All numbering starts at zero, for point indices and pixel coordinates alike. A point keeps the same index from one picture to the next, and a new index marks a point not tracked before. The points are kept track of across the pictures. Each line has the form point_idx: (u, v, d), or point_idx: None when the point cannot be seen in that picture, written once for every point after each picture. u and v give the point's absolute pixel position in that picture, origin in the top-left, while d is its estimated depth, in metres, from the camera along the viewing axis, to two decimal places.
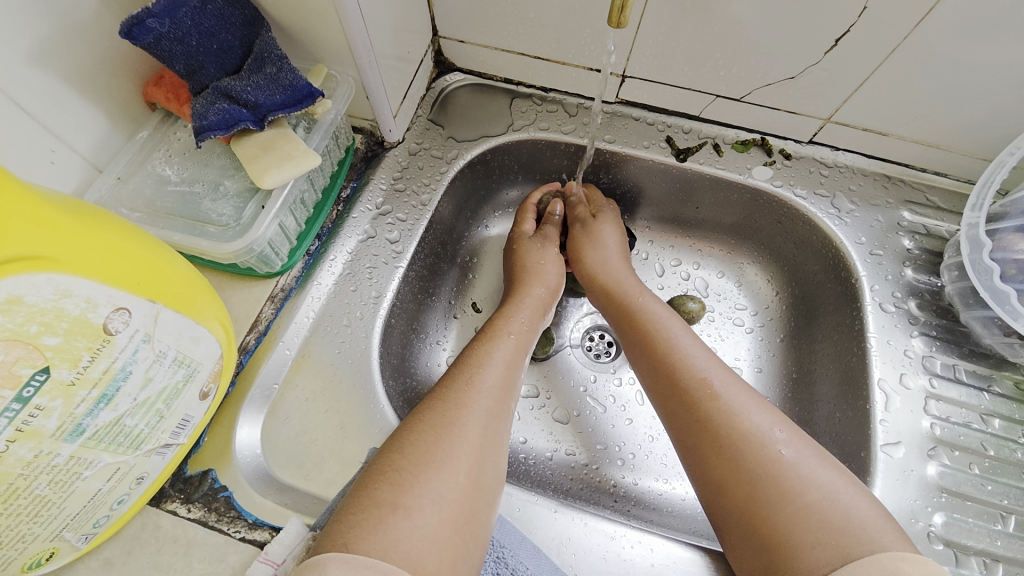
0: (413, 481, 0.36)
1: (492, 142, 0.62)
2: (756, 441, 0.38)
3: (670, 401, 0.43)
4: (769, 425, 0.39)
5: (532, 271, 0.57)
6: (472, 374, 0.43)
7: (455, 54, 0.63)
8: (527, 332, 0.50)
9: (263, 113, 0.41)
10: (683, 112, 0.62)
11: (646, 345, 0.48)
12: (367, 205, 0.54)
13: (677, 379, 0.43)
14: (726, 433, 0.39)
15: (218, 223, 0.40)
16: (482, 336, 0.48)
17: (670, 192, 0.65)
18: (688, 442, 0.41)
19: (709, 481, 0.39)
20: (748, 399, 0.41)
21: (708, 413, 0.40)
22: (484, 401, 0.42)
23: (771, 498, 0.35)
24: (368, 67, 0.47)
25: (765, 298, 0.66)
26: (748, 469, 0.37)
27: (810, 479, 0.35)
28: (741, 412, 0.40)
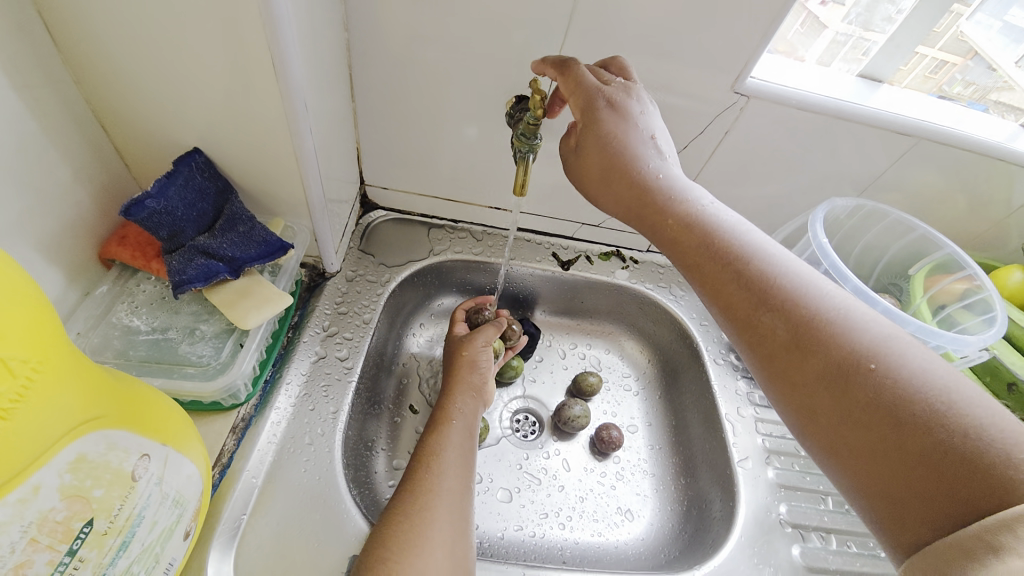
0: (399, 569, 0.41)
1: (417, 265, 0.75)
2: (837, 334, 0.37)
3: (756, 331, 0.40)
4: (865, 329, 0.37)
5: (468, 365, 0.62)
6: (433, 461, 0.50)
7: (379, 197, 0.77)
8: (473, 418, 0.57)
9: (238, 265, 0.48)
10: (561, 234, 0.83)
11: (710, 267, 0.43)
12: (315, 329, 0.61)
13: (761, 304, 0.40)
14: (835, 348, 0.37)
15: (198, 363, 0.44)
16: (431, 427, 0.54)
17: (561, 292, 0.84)
18: (773, 359, 0.39)
19: (801, 399, 0.38)
20: (852, 312, 0.38)
21: (793, 327, 0.39)
22: (448, 483, 0.48)
23: (891, 394, 0.34)
24: (321, 219, 0.57)
25: (641, 364, 0.85)
26: (855, 376, 0.36)
27: (908, 370, 0.35)
28: (835, 323, 0.38)
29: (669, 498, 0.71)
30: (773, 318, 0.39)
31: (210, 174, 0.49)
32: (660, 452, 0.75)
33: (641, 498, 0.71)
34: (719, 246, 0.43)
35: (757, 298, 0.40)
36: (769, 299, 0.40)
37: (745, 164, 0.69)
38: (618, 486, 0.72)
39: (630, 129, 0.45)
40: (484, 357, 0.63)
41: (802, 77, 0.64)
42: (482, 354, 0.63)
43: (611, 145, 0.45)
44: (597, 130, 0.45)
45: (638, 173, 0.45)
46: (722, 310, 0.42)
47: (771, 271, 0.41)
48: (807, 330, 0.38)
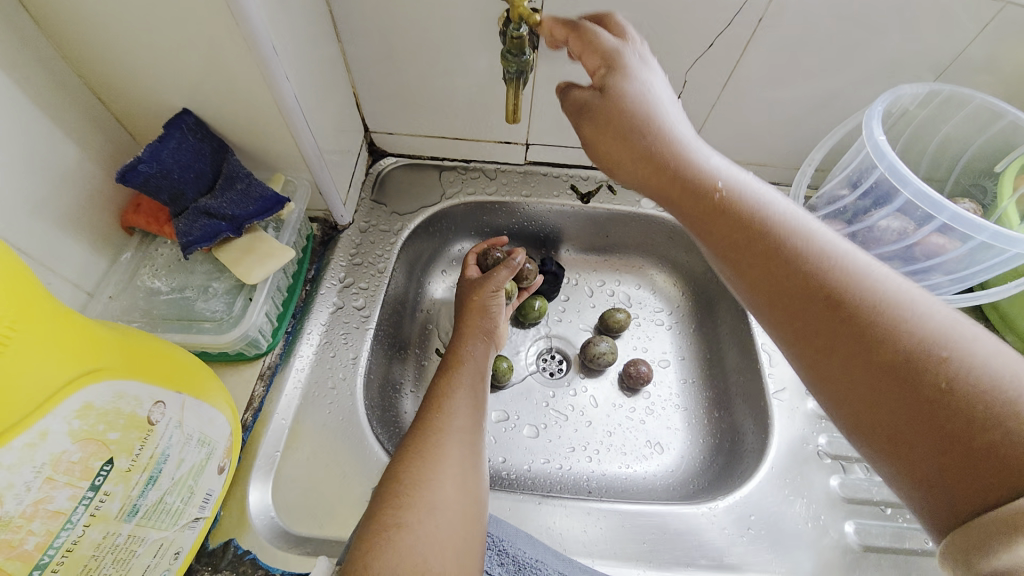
0: (410, 503, 0.43)
1: (429, 210, 0.73)
2: (900, 322, 0.31)
3: (783, 304, 0.34)
4: (927, 306, 0.31)
5: (479, 310, 0.61)
6: (443, 402, 0.51)
7: (386, 143, 0.75)
8: (484, 359, 0.57)
9: (240, 223, 0.49)
10: (580, 165, 0.77)
11: (741, 238, 0.36)
12: (332, 281, 0.62)
13: (807, 288, 0.33)
14: (887, 334, 0.30)
15: (213, 318, 0.47)
16: (443, 370, 0.55)
17: (584, 227, 0.79)
18: (810, 340, 0.33)
19: (829, 382, 0.32)
20: (917, 299, 0.31)
21: (847, 316, 0.32)
22: (458, 422, 0.49)
23: (955, 389, 0.28)
24: (320, 169, 0.57)
25: (674, 298, 0.80)
26: (915, 358, 0.29)
27: (977, 353, 0.29)
28: (891, 300, 0.31)
29: (701, 432, 0.69)
30: (816, 302, 0.33)
31: (202, 135, 0.49)
32: (693, 386, 0.72)
33: (672, 432, 0.70)
34: (753, 217, 0.37)
35: (794, 267, 0.34)
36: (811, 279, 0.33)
37: (788, 57, 0.59)
38: (648, 421, 0.71)
39: (645, 91, 0.41)
40: (494, 302, 0.62)
41: None
42: (490, 300, 0.62)
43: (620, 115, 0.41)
44: (613, 90, 0.41)
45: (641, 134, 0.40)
46: (745, 280, 0.37)
47: (809, 245, 0.35)
48: (861, 319, 0.31)
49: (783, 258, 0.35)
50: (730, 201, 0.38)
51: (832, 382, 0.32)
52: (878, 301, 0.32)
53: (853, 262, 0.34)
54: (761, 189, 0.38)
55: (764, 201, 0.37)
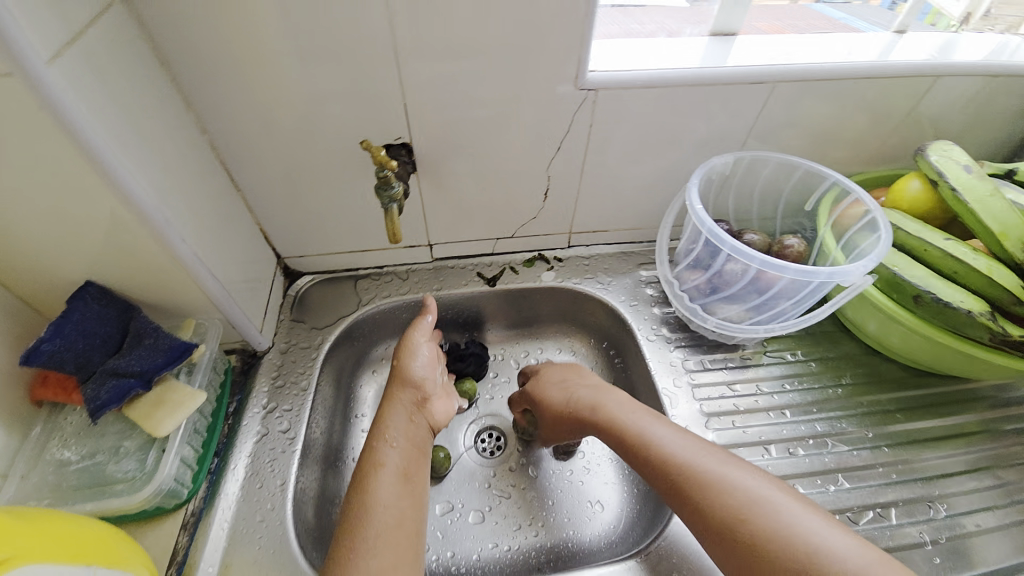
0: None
1: (348, 319, 0.78)
2: (778, 518, 0.44)
3: (664, 486, 0.51)
4: (760, 486, 0.47)
5: (400, 381, 0.64)
6: (361, 513, 0.50)
7: (301, 265, 0.81)
8: (410, 438, 0.59)
9: (149, 376, 0.52)
10: (482, 253, 0.86)
11: (676, 478, 0.50)
12: (254, 409, 0.64)
13: (732, 520, 0.45)
14: (716, 497, 0.47)
15: (125, 479, 0.48)
16: (360, 470, 0.55)
17: (498, 306, 0.86)
18: (715, 534, 0.46)
19: (705, 531, 0.47)
20: (731, 477, 0.48)
21: (761, 543, 0.43)
22: (382, 522, 0.50)
23: (763, 540, 0.43)
24: (229, 309, 0.61)
25: (591, 356, 0.87)
26: (732, 527, 0.45)
27: (802, 525, 0.43)
28: (754, 495, 0.46)
29: (633, 481, 0.73)
30: (690, 502, 0.48)
31: (107, 300, 0.53)
32: (621, 437, 0.77)
33: (610, 487, 0.73)
34: (665, 446, 0.52)
35: (673, 468, 0.50)
36: (663, 455, 0.52)
37: (623, 147, 0.71)
38: (587, 480, 0.74)
39: (560, 379, 0.67)
40: (421, 368, 0.65)
41: (650, 55, 0.66)
42: (417, 368, 0.65)
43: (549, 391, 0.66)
44: (542, 384, 0.68)
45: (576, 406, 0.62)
46: (673, 507, 0.50)
47: (702, 462, 0.50)
48: (756, 516, 0.44)
49: (695, 485, 0.48)
50: (648, 440, 0.54)
51: (718, 543, 0.45)
52: (694, 474, 0.49)
53: (733, 475, 0.48)
54: (671, 433, 0.54)
55: (661, 430, 0.54)
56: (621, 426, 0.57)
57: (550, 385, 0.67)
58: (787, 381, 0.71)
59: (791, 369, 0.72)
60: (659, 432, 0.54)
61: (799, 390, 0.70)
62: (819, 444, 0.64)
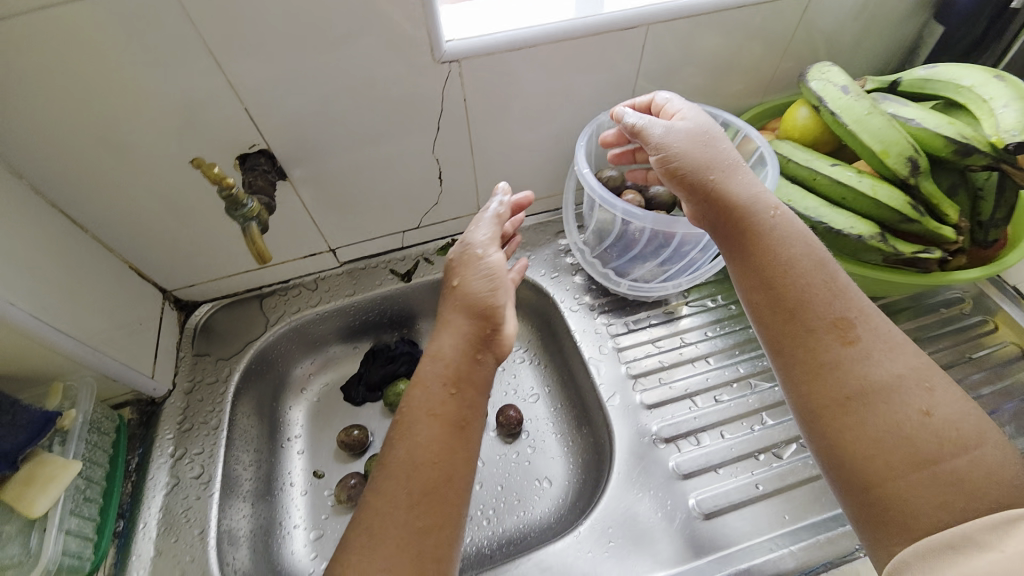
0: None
1: (257, 344, 0.73)
2: (898, 361, 0.41)
3: (778, 316, 0.45)
4: (886, 324, 0.43)
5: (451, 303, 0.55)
6: (409, 449, 0.46)
7: (194, 295, 0.75)
8: (464, 358, 0.51)
9: (14, 456, 0.47)
10: (392, 249, 0.81)
11: (791, 307, 0.45)
12: (160, 459, 0.61)
13: (839, 368, 0.42)
14: (876, 357, 0.41)
15: (9, 566, 0.45)
16: (399, 420, 0.48)
17: (419, 301, 0.83)
18: (809, 388, 0.43)
19: (809, 392, 0.43)
20: (892, 338, 0.42)
21: (852, 403, 0.41)
22: (439, 478, 0.45)
23: (916, 428, 0.39)
24: (101, 363, 0.56)
25: (525, 333, 0.85)
26: (867, 395, 0.40)
27: (916, 376, 0.40)
28: (883, 345, 0.42)
29: (575, 452, 0.73)
30: (818, 340, 0.43)
31: None
32: (560, 410, 0.77)
33: (557, 461, 0.73)
34: (796, 263, 0.46)
35: (796, 283, 0.45)
36: (794, 292, 0.45)
37: (509, 114, 0.67)
38: (533, 458, 0.74)
39: (473, 277, 0.55)
40: (479, 288, 0.54)
41: (515, 13, 0.61)
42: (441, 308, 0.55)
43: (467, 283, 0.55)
44: (463, 284, 0.54)
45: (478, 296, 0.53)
46: (762, 318, 0.47)
47: (844, 285, 0.45)
48: (859, 371, 0.41)
49: (816, 315, 0.44)
50: (767, 250, 0.47)
51: (808, 396, 0.43)
52: (849, 310, 0.44)
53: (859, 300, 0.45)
54: (802, 246, 0.47)
55: (799, 239, 0.47)
56: (749, 214, 0.48)
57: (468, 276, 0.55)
58: (709, 329, 0.71)
59: (712, 316, 0.72)
60: (815, 256, 0.47)
61: (721, 335, 0.70)
62: (743, 387, 0.65)
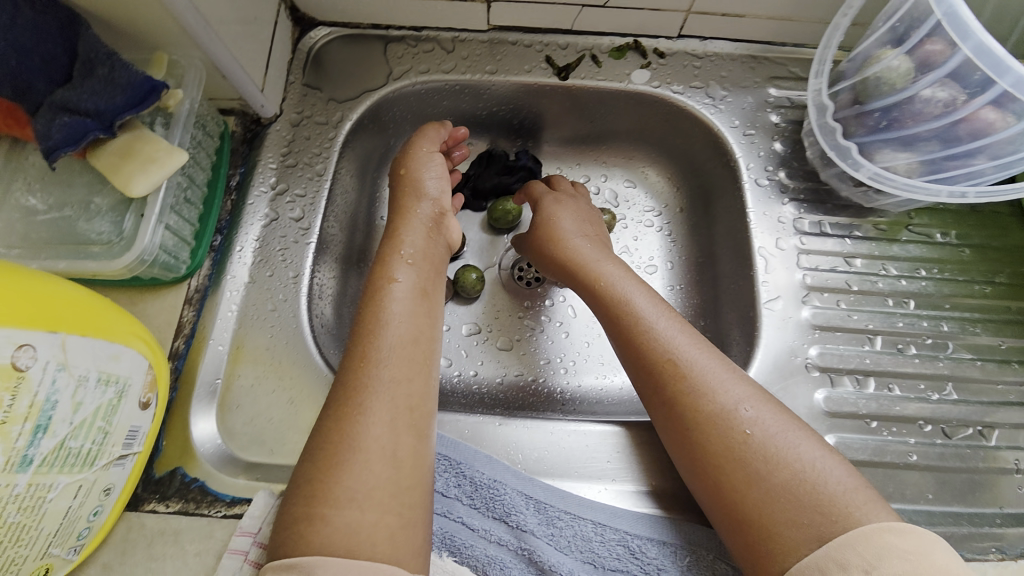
0: (325, 490, 0.34)
1: (374, 96, 0.61)
2: (739, 418, 0.39)
3: (650, 381, 0.43)
4: (733, 387, 0.40)
5: (414, 192, 0.51)
6: (375, 322, 0.41)
7: (312, 7, 0.60)
8: (425, 245, 0.48)
9: (110, 119, 0.39)
10: (557, 29, 0.62)
11: (665, 400, 0.42)
12: (261, 188, 0.54)
13: (731, 468, 0.37)
14: (729, 433, 0.38)
15: (101, 241, 0.39)
16: (364, 298, 0.43)
17: (563, 111, 0.66)
18: (688, 465, 0.41)
19: (716, 478, 0.38)
20: (762, 423, 0.38)
21: (750, 505, 0.36)
22: (390, 374, 0.39)
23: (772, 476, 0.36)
24: (209, 44, 0.44)
25: (668, 195, 0.70)
26: (728, 450, 0.38)
27: (768, 437, 0.38)
28: (731, 407, 0.39)
29: None
30: (678, 411, 0.41)
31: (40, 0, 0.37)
32: (679, 293, 0.67)
33: None
34: (654, 339, 0.44)
35: (695, 404, 0.40)
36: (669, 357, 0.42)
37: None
38: None
39: (427, 165, 0.52)
40: (433, 185, 0.52)
41: None
42: (430, 181, 0.52)
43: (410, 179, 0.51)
44: (417, 162, 0.52)
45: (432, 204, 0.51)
46: (674, 429, 0.41)
47: (700, 366, 0.41)
48: (744, 481, 0.37)
49: (687, 394, 0.41)
50: (638, 336, 0.45)
51: (698, 477, 0.40)
52: (726, 408, 0.39)
53: (712, 367, 0.42)
54: (667, 322, 0.45)
55: (664, 332, 0.44)
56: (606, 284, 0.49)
57: (424, 162, 0.52)
58: (922, 267, 0.56)
59: (933, 253, 0.56)
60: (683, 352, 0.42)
61: (936, 279, 0.56)
62: (936, 346, 0.54)
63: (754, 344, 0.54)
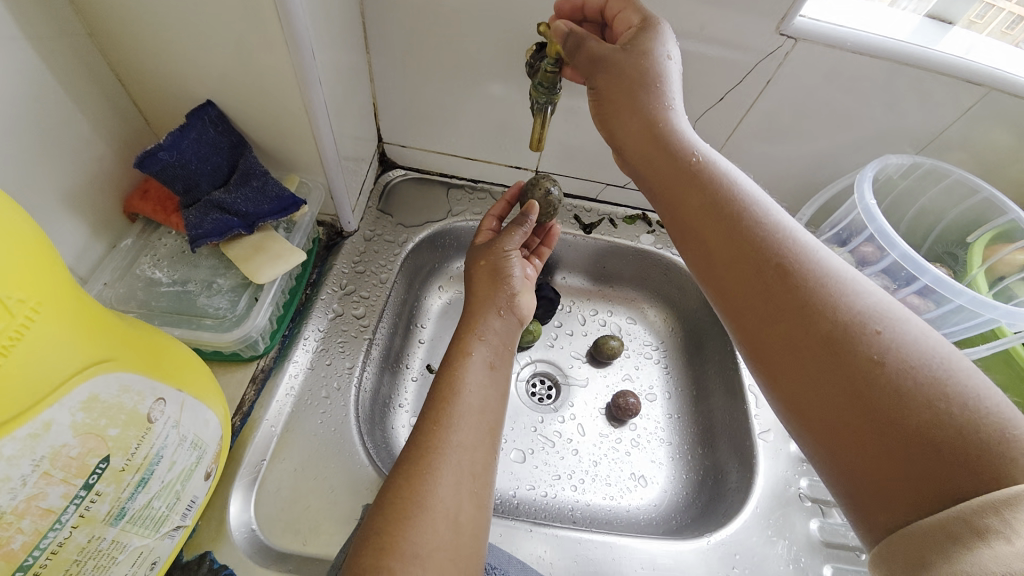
0: (394, 545, 0.40)
1: (434, 225, 0.73)
2: (886, 354, 0.33)
3: (727, 264, 0.40)
4: (879, 324, 0.34)
5: (492, 281, 0.61)
6: (449, 400, 0.49)
7: (397, 155, 0.75)
8: (500, 336, 0.57)
9: (253, 221, 0.48)
10: (583, 196, 0.79)
11: (755, 298, 0.38)
12: (332, 288, 0.61)
13: (851, 382, 0.33)
14: (829, 306, 0.35)
15: (215, 315, 0.45)
16: (447, 363, 0.53)
17: (583, 257, 0.81)
18: (830, 424, 0.33)
19: (794, 386, 0.35)
20: (853, 282, 0.36)
21: (854, 382, 0.33)
22: (457, 440, 0.46)
23: (893, 365, 0.32)
24: (335, 174, 0.56)
25: (665, 334, 0.82)
26: (843, 334, 0.34)
27: (933, 388, 0.31)
28: (873, 344, 0.33)
29: (685, 468, 0.70)
30: (789, 319, 0.36)
31: (224, 128, 0.48)
32: (678, 421, 0.74)
33: (656, 466, 0.70)
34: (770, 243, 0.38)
35: (815, 327, 0.35)
36: (785, 269, 0.37)
37: (791, 114, 0.62)
38: (633, 453, 0.71)
39: (509, 262, 0.62)
40: (509, 271, 0.61)
41: (863, 17, 0.56)
42: (512, 275, 0.61)
43: (490, 273, 0.61)
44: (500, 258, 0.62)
45: (508, 291, 0.60)
46: (737, 279, 0.39)
47: (824, 290, 0.36)
48: (857, 377, 0.33)
49: (810, 314, 0.35)
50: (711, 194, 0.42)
51: (815, 427, 0.34)
52: (819, 273, 0.37)
53: (825, 265, 0.37)
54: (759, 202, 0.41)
55: (792, 248, 0.38)
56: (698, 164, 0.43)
57: (507, 260, 0.62)
58: None
59: None
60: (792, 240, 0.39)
61: None
62: None
63: (753, 472, 0.61)
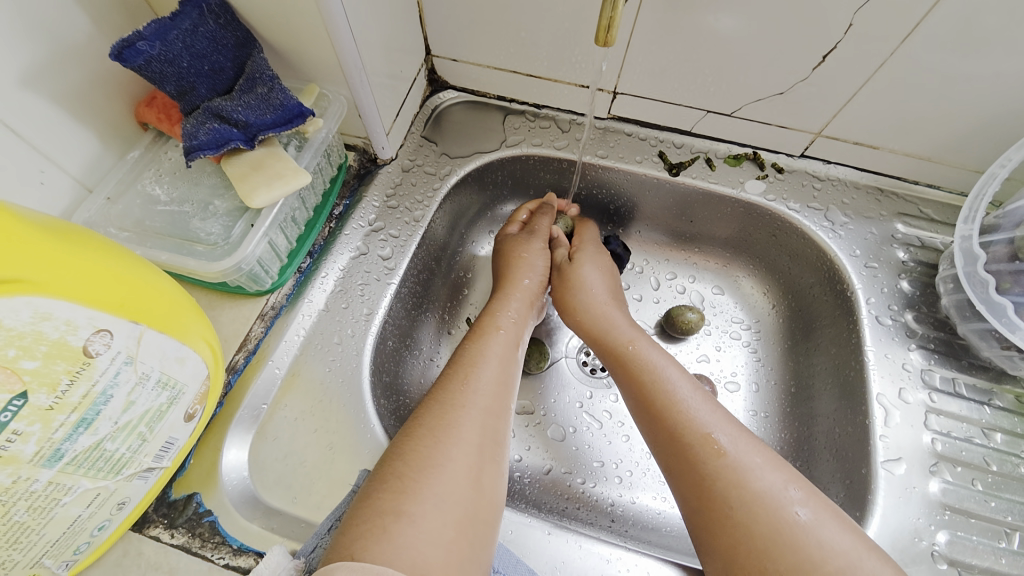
0: (415, 487, 0.35)
1: (484, 157, 0.62)
2: (802, 531, 0.35)
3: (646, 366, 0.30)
4: (781, 488, 0.37)
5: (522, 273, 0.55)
6: (467, 373, 0.43)
7: (449, 72, 0.62)
8: (518, 328, 0.50)
9: (253, 133, 0.41)
10: (674, 127, 0.61)
11: (694, 485, 0.39)
12: (359, 222, 0.54)
13: None
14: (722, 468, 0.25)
15: (207, 241, 0.40)
16: (472, 334, 0.48)
17: (666, 207, 0.65)
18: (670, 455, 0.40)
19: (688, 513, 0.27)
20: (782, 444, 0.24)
21: None
22: (482, 401, 0.41)
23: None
24: (359, 86, 0.47)
25: (761, 311, 0.65)
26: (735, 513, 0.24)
27: (832, 552, 0.34)
28: (779, 500, 0.36)
29: None
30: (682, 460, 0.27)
31: (226, 21, 0.40)
32: (763, 421, 0.60)
33: None
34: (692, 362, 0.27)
35: None
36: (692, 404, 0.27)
37: None
38: None
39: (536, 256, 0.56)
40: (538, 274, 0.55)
41: None
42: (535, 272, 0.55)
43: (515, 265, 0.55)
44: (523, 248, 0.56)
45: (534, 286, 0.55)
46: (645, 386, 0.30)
47: (739, 461, 0.38)
48: None
49: (723, 487, 0.38)
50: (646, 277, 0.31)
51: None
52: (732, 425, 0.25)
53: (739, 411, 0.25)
54: (687, 389, 0.44)
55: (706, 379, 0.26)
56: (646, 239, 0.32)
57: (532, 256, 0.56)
58: None
59: None
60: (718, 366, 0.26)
61: None
62: None
63: (865, 510, 0.45)
